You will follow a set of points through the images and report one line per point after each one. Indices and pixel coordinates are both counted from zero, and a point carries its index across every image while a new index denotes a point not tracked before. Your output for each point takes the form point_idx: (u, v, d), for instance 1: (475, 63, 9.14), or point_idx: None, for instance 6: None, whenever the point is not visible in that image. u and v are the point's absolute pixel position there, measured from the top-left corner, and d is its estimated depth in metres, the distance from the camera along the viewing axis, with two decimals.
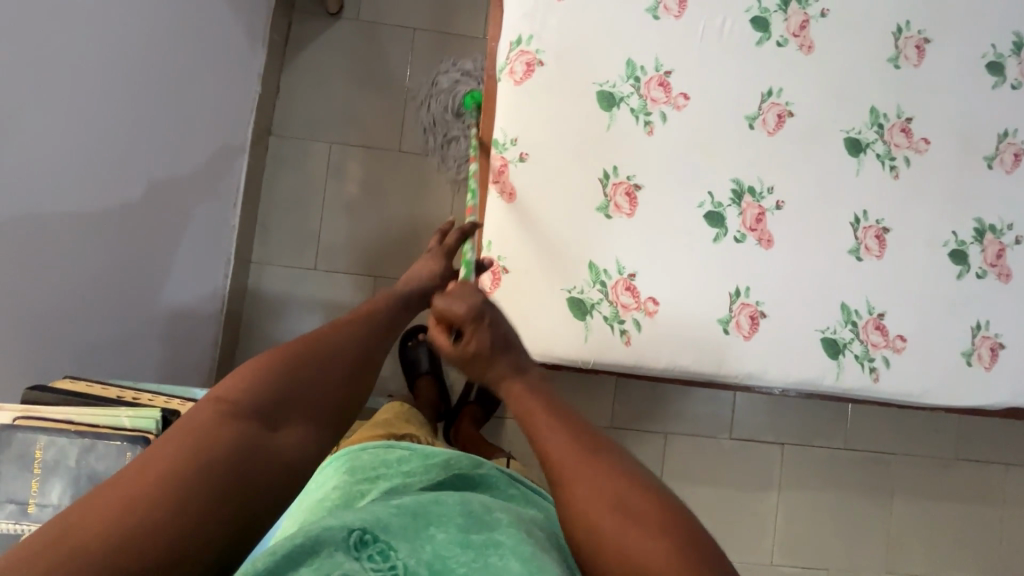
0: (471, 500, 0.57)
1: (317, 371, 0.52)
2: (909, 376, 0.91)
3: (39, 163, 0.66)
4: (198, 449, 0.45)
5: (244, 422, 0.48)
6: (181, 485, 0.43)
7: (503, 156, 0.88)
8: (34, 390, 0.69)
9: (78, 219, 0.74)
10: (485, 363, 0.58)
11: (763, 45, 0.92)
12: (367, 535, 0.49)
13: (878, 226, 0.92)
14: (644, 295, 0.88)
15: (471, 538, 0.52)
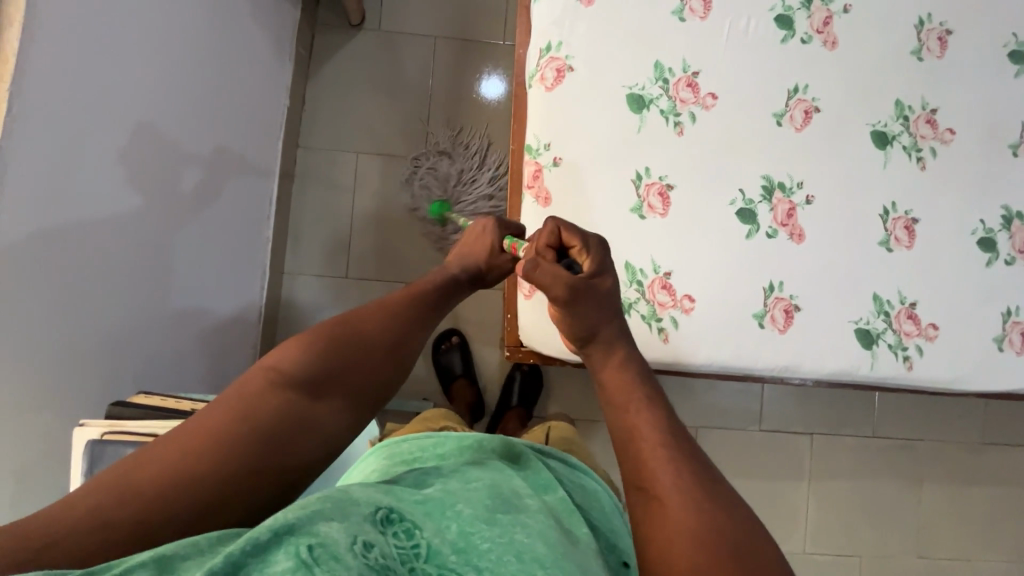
0: (500, 485, 0.56)
1: (362, 355, 0.54)
2: (942, 364, 0.92)
3: (101, 185, 0.69)
4: (245, 413, 0.48)
5: (289, 395, 0.50)
6: (227, 447, 0.46)
7: (537, 161, 0.90)
8: (117, 406, 0.70)
9: (136, 238, 0.76)
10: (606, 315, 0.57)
11: (788, 42, 0.93)
12: (394, 514, 0.48)
13: (906, 217, 0.93)
14: (680, 293, 0.90)
15: (497, 516, 0.51)
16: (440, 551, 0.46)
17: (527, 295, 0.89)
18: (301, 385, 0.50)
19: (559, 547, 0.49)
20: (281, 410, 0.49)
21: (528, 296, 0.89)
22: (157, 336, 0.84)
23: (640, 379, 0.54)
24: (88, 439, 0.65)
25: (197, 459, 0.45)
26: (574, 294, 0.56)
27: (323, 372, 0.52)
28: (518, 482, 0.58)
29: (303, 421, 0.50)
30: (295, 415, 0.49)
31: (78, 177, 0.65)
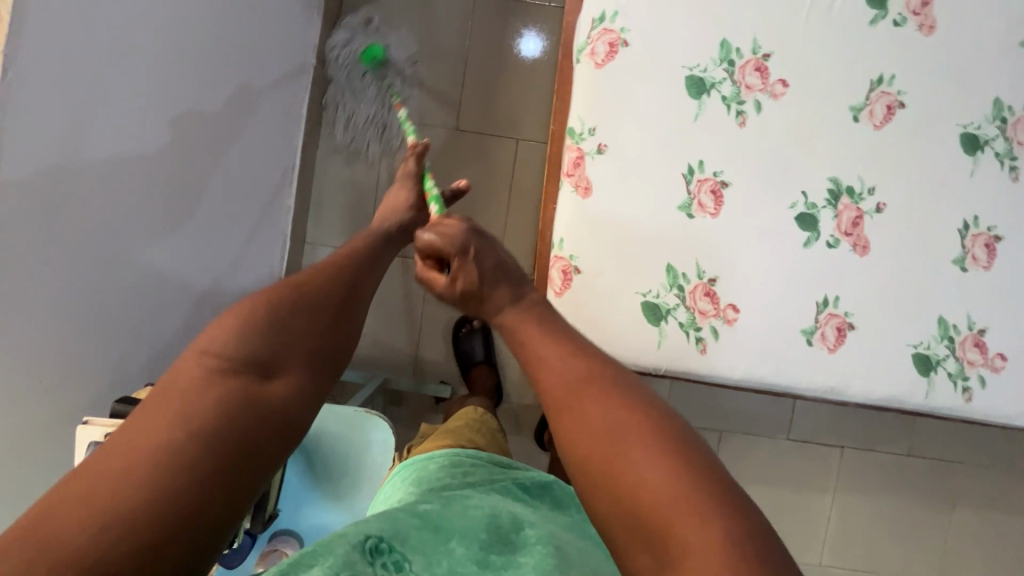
0: (500, 512, 0.55)
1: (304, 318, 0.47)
2: (1004, 397, 0.84)
3: (110, 154, 0.64)
4: (183, 412, 0.40)
5: (236, 377, 0.43)
6: (174, 452, 0.38)
7: (579, 147, 0.82)
8: (120, 403, 0.67)
9: (147, 210, 0.73)
10: (481, 298, 0.49)
11: (878, 24, 0.81)
12: (383, 543, 0.48)
13: (988, 234, 0.83)
14: (724, 302, 0.83)
15: (490, 558, 0.50)
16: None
17: (557, 293, 0.83)
18: (247, 364, 0.43)
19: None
20: (234, 396, 0.42)
21: (558, 293, 0.83)
22: (171, 312, 0.82)
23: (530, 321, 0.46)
24: (92, 438, 0.63)
25: (139, 474, 0.37)
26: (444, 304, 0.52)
27: (271, 346, 0.45)
28: (520, 511, 0.56)
29: (258, 403, 0.43)
30: (243, 399, 0.42)
31: (85, 152, 0.61)
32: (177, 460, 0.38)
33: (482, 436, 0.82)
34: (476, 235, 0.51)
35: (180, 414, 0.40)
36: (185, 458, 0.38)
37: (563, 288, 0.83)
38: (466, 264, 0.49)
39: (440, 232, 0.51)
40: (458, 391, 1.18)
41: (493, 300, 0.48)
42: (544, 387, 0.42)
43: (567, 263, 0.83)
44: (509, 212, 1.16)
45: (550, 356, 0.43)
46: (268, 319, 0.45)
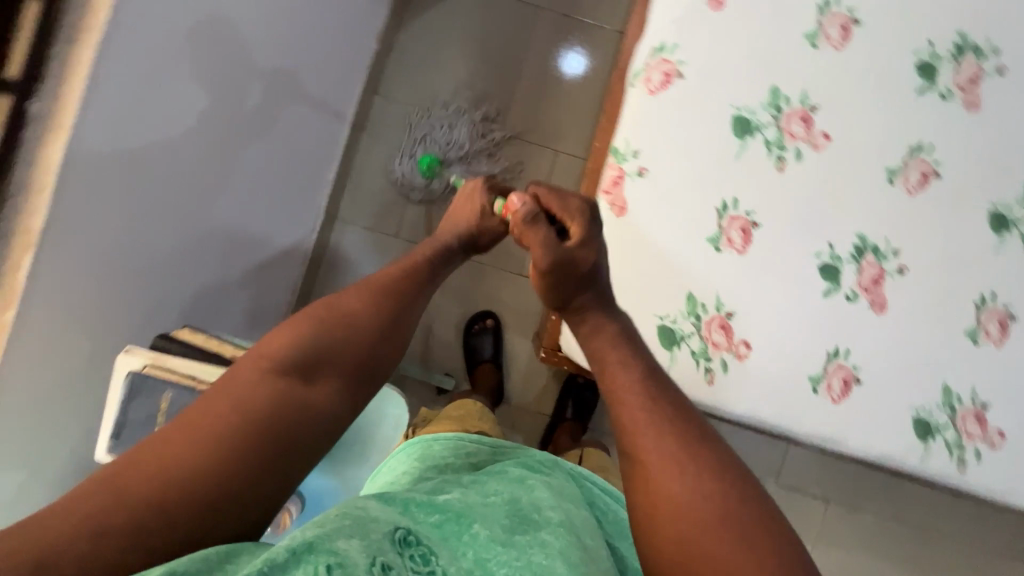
0: (518, 500, 0.57)
1: (348, 336, 0.60)
2: (997, 474, 0.86)
3: (167, 100, 0.67)
4: (243, 402, 0.53)
5: (286, 377, 0.55)
6: (231, 429, 0.51)
7: (620, 167, 0.85)
8: (162, 339, 0.70)
9: (194, 160, 0.75)
10: (588, 274, 0.66)
11: (925, 94, 0.84)
12: (411, 535, 0.48)
13: (1003, 311, 0.85)
14: (738, 338, 0.84)
15: (515, 538, 0.51)
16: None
17: None
18: (295, 369, 0.56)
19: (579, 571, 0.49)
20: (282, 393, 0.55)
21: None
22: (204, 264, 0.85)
23: (616, 340, 0.61)
24: (131, 367, 0.66)
25: (202, 447, 0.49)
26: (556, 253, 0.65)
27: (314, 356, 0.58)
28: (536, 495, 0.58)
29: (302, 401, 0.55)
30: (288, 396, 0.55)
31: (147, 93, 0.64)
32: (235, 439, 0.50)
33: (485, 430, 0.85)
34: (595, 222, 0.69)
35: (240, 402, 0.53)
36: (241, 438, 0.50)
37: None
38: (590, 240, 0.67)
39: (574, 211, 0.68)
40: (461, 385, 1.20)
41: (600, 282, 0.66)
42: (642, 449, 0.52)
43: None
44: None
45: (650, 423, 0.53)
46: (318, 333, 0.59)
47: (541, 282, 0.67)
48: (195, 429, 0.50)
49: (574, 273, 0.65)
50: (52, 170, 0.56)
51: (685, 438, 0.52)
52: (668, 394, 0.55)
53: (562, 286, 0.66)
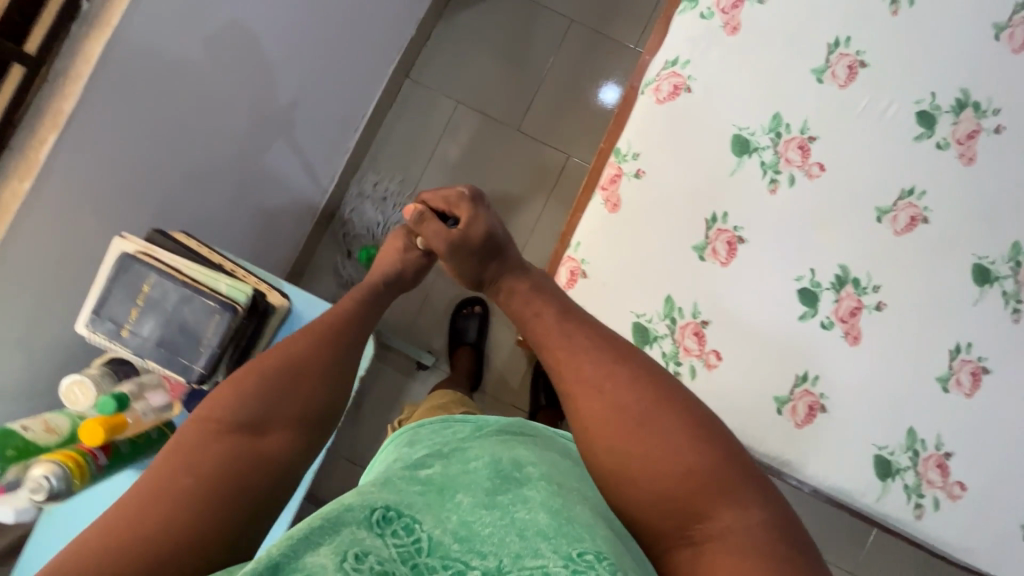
0: (500, 459, 0.53)
1: (287, 382, 0.53)
2: (952, 526, 0.85)
3: (203, 30, 0.74)
4: (190, 467, 0.46)
5: (230, 437, 0.48)
6: (180, 501, 0.43)
7: (619, 166, 0.89)
8: (156, 232, 0.60)
9: (221, 94, 0.81)
10: (487, 246, 0.70)
11: (922, 141, 0.87)
12: (390, 511, 0.45)
13: (977, 363, 0.86)
14: (709, 346, 0.86)
15: (497, 498, 0.48)
16: (443, 541, 0.43)
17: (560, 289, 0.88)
18: (237, 426, 0.49)
19: (564, 516, 0.46)
20: (229, 451, 0.48)
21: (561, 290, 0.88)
22: (218, 197, 0.91)
23: (529, 292, 0.64)
24: (117, 250, 0.55)
25: (151, 522, 0.42)
26: (449, 238, 0.71)
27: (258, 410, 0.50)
28: (518, 454, 0.54)
29: (251, 456, 0.48)
30: (236, 455, 0.48)
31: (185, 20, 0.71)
32: (184, 504, 0.43)
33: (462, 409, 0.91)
34: (477, 199, 0.73)
35: (184, 470, 0.45)
36: (192, 501, 0.44)
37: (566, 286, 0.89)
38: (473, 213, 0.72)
39: (448, 199, 0.73)
40: (441, 364, 1.22)
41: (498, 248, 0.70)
42: (568, 384, 0.54)
43: (577, 264, 0.88)
44: (540, 217, 1.22)
45: (566, 361, 0.55)
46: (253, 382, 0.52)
47: (453, 266, 0.72)
48: (138, 511, 0.42)
49: (472, 247, 0.70)
50: (84, 72, 0.62)
51: (600, 358, 0.54)
52: (582, 325, 0.57)
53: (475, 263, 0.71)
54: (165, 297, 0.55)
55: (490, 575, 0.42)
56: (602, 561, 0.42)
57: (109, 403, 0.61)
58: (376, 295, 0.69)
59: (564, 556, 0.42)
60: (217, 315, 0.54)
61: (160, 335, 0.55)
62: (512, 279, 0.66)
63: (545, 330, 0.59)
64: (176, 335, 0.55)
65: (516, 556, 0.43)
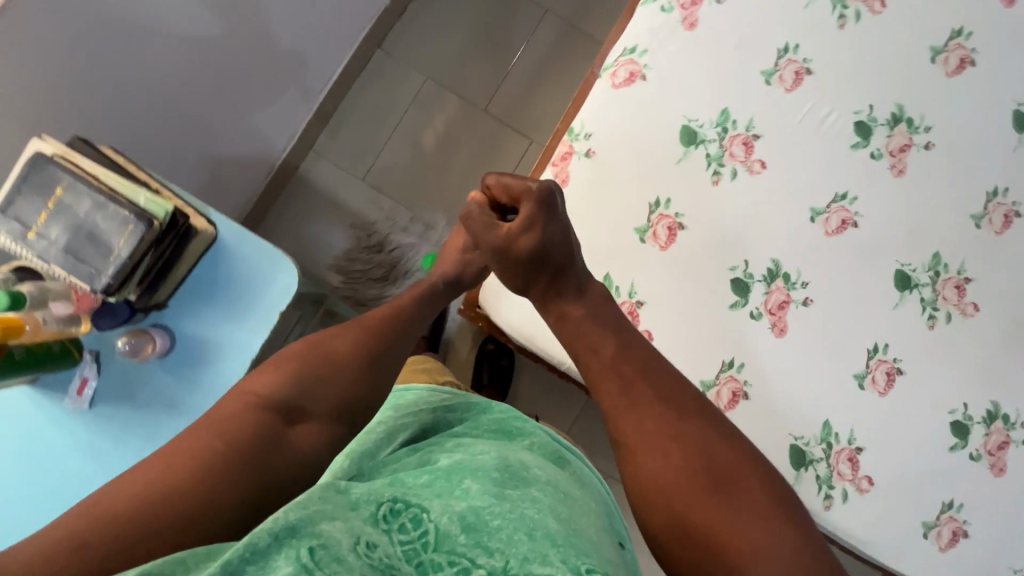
0: (507, 458, 0.55)
1: (330, 373, 0.53)
2: (858, 518, 0.88)
3: None
4: (226, 429, 0.47)
5: (268, 415, 0.49)
6: (212, 462, 0.44)
7: (571, 144, 0.91)
8: (80, 141, 0.60)
9: (169, 28, 0.81)
10: (541, 249, 0.69)
11: (858, 149, 0.91)
12: (398, 505, 0.45)
13: (892, 363, 0.90)
14: (642, 327, 0.88)
15: (507, 492, 0.49)
16: (449, 533, 0.44)
17: None
18: (275, 407, 0.50)
19: (569, 527, 0.48)
20: (263, 431, 0.48)
21: None
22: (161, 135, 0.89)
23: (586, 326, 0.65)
24: (34, 152, 0.55)
25: (174, 477, 0.43)
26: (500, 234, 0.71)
27: (298, 394, 0.51)
28: (524, 457, 0.57)
29: (277, 442, 0.48)
30: (269, 435, 0.48)
31: None
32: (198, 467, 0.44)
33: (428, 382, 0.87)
34: (546, 202, 0.70)
35: (218, 433, 0.46)
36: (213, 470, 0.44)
37: None
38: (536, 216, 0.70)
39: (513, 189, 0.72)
40: None
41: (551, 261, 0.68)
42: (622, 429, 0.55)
43: None
44: None
45: (619, 404, 0.56)
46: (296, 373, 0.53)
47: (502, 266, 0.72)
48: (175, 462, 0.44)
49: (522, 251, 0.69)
50: None
51: (661, 410, 0.55)
52: (644, 373, 0.58)
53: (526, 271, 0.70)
54: (78, 203, 0.54)
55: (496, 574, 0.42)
56: None
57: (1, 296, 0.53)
58: (430, 296, 0.70)
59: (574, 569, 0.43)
60: (129, 223, 0.54)
61: (66, 242, 0.54)
62: (562, 303, 0.67)
63: (603, 375, 0.59)
64: (82, 243, 0.54)
65: (523, 557, 0.44)
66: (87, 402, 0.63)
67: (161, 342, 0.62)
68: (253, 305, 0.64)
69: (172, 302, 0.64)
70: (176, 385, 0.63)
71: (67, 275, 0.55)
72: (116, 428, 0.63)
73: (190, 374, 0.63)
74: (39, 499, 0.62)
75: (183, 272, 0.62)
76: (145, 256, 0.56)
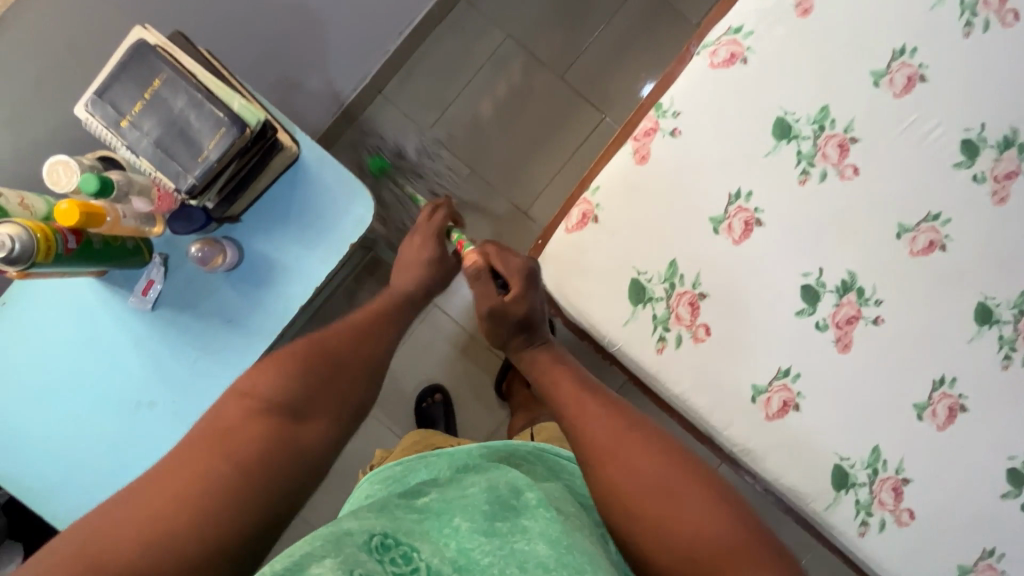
0: (499, 485, 0.61)
1: (332, 376, 0.63)
2: (892, 550, 0.85)
3: None
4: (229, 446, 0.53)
5: (269, 419, 0.57)
6: (221, 477, 0.51)
7: (657, 121, 0.87)
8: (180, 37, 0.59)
9: None
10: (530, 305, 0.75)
11: (960, 169, 0.85)
12: (388, 539, 0.53)
13: (956, 399, 0.85)
14: (701, 320, 0.85)
15: (496, 525, 0.56)
16: (440, 572, 0.52)
17: (568, 228, 0.87)
18: (279, 407, 0.58)
19: (562, 547, 0.54)
20: (268, 430, 0.56)
21: (569, 230, 0.87)
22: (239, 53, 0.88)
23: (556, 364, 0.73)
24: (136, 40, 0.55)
25: (187, 493, 0.50)
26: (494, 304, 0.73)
27: (300, 397, 0.60)
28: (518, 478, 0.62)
29: (292, 441, 0.57)
30: (273, 436, 0.56)
31: None
32: (206, 478, 0.51)
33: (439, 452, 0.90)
34: (531, 276, 0.76)
35: (231, 445, 0.54)
36: (225, 478, 0.52)
37: (574, 228, 0.87)
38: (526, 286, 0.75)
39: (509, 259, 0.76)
40: None
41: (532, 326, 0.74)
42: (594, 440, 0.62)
43: (591, 208, 0.87)
44: (561, 169, 1.21)
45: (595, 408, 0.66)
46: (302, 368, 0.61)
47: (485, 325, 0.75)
48: (189, 479, 0.51)
49: (510, 319, 0.73)
50: None
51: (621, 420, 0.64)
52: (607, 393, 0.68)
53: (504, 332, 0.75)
54: (174, 98, 0.54)
55: None
56: None
57: (93, 180, 0.54)
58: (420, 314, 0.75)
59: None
60: (222, 126, 0.53)
61: (157, 137, 0.53)
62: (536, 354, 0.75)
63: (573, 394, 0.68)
64: (173, 141, 0.54)
65: None
66: (151, 304, 0.62)
67: (231, 256, 0.61)
68: (326, 233, 0.62)
69: (246, 217, 0.62)
70: (240, 302, 0.63)
71: (154, 171, 0.54)
72: (176, 336, 0.63)
73: (255, 292, 0.63)
74: (96, 392, 0.63)
75: (262, 187, 0.61)
76: (230, 164, 0.55)
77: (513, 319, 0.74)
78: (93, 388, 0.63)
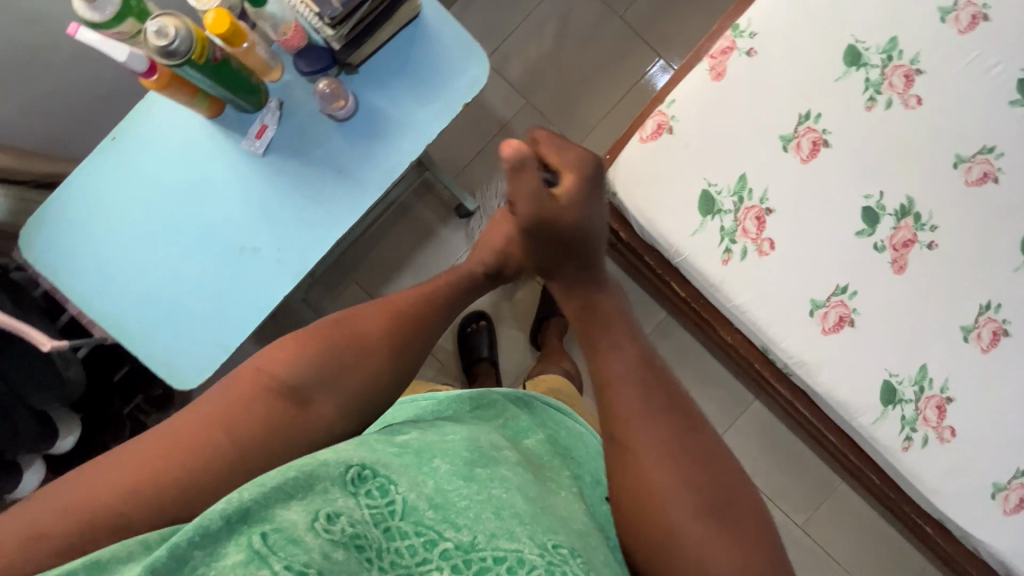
0: (479, 437, 0.56)
1: (350, 360, 0.56)
2: (932, 465, 0.89)
3: None
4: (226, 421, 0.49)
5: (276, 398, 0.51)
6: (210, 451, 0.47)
7: (733, 41, 0.90)
8: None
9: None
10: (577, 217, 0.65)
11: (1015, 107, 0.89)
12: (365, 471, 0.45)
13: (1000, 324, 0.89)
14: (766, 234, 0.88)
15: (476, 472, 0.50)
16: (416, 508, 0.44)
17: (642, 138, 0.90)
18: (284, 389, 0.52)
19: (538, 508, 0.50)
20: (271, 413, 0.50)
21: (643, 140, 0.90)
22: None
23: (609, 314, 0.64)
24: None
25: (172, 459, 0.46)
26: (542, 203, 0.64)
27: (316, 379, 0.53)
28: (497, 439, 0.57)
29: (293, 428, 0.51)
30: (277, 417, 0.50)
31: None
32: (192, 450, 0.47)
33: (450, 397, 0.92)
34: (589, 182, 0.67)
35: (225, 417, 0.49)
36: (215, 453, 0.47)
37: (648, 138, 0.90)
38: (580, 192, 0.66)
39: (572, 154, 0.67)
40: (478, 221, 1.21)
41: (584, 243, 0.66)
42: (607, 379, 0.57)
43: (666, 120, 0.90)
44: (614, 106, 1.23)
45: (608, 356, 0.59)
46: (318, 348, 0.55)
47: (530, 236, 0.66)
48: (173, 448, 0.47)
49: (556, 228, 0.65)
50: None
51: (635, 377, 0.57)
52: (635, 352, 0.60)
53: (553, 246, 0.66)
54: None
55: (462, 548, 0.43)
56: (573, 558, 0.46)
57: None
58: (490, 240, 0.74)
59: (540, 544, 0.45)
60: None
61: None
62: (590, 290, 0.67)
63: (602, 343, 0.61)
64: None
65: (491, 533, 0.45)
66: (262, 148, 0.73)
67: (348, 104, 0.71)
68: (437, 90, 0.73)
69: (362, 70, 0.73)
70: (347, 150, 0.74)
71: None
72: (285, 178, 0.74)
73: (363, 142, 0.73)
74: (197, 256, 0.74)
75: (385, 38, 0.71)
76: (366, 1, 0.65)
77: (563, 231, 0.65)
78: (201, 232, 0.74)
